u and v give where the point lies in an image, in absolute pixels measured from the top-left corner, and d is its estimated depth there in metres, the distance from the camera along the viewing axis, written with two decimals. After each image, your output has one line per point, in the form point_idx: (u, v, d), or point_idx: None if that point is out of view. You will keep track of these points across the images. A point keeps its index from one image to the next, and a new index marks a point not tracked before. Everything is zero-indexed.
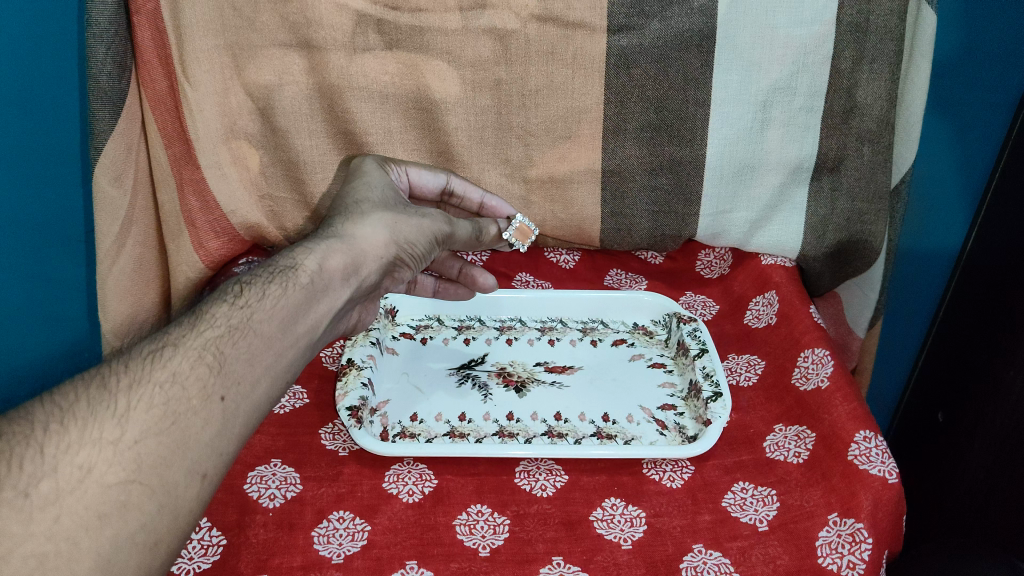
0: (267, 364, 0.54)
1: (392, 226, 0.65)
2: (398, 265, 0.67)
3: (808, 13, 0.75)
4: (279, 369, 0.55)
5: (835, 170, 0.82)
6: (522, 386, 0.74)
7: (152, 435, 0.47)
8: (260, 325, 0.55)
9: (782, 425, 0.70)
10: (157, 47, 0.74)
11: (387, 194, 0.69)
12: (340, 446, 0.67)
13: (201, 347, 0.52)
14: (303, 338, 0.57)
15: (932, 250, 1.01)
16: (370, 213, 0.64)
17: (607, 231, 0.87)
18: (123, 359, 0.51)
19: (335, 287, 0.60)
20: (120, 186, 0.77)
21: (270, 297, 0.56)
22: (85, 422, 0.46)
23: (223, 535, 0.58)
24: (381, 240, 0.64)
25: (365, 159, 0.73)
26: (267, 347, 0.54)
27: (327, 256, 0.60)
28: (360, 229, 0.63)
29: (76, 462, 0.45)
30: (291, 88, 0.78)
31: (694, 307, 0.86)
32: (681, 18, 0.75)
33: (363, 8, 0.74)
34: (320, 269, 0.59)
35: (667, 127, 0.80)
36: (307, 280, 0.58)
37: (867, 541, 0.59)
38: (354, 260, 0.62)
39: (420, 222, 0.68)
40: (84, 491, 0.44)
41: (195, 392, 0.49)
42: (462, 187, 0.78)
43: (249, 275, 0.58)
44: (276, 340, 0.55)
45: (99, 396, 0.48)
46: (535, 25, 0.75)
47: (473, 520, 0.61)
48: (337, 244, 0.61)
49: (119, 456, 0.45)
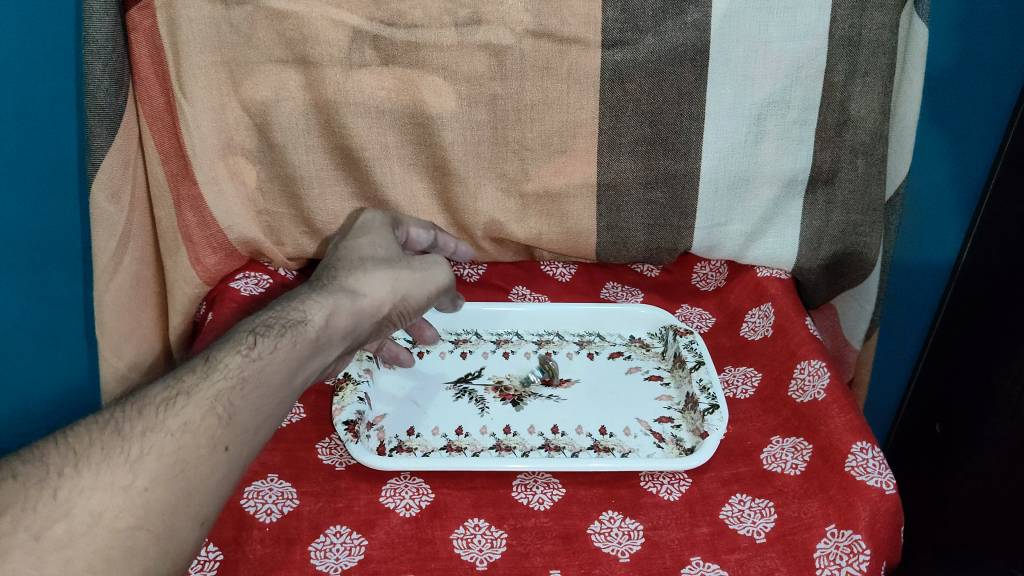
0: (270, 414, 0.55)
1: (397, 282, 0.65)
2: (396, 319, 0.66)
3: (801, 28, 0.76)
4: (278, 420, 0.56)
5: (829, 182, 0.83)
6: (519, 400, 0.74)
7: (162, 482, 0.48)
8: (267, 377, 0.55)
9: (780, 436, 0.70)
10: (153, 64, 0.75)
11: (389, 247, 0.68)
12: (337, 461, 0.67)
13: (214, 397, 0.52)
14: (298, 391, 0.57)
15: (927, 263, 1.02)
16: (375, 270, 0.64)
17: (602, 245, 0.88)
18: (137, 402, 0.51)
19: (337, 342, 0.60)
20: (117, 202, 0.77)
21: (280, 351, 0.56)
22: (99, 467, 0.47)
23: (220, 551, 0.58)
24: (385, 295, 0.63)
25: (372, 215, 0.73)
26: (271, 398, 0.55)
27: (335, 310, 0.60)
28: (364, 284, 0.63)
29: (88, 507, 0.46)
30: (288, 104, 0.78)
31: (691, 319, 0.87)
32: (675, 33, 0.76)
33: (359, 25, 0.75)
34: (328, 324, 0.59)
35: (661, 141, 0.81)
36: (313, 336, 0.58)
37: (865, 553, 0.59)
38: (359, 317, 0.62)
39: (425, 277, 0.67)
40: (94, 536, 0.45)
41: (204, 440, 0.50)
42: (444, 240, 0.82)
43: (259, 323, 0.58)
44: (279, 392, 0.55)
45: (113, 441, 0.48)
46: (529, 41, 0.76)
47: (470, 534, 0.60)
48: (345, 299, 0.61)
49: (129, 502, 0.46)
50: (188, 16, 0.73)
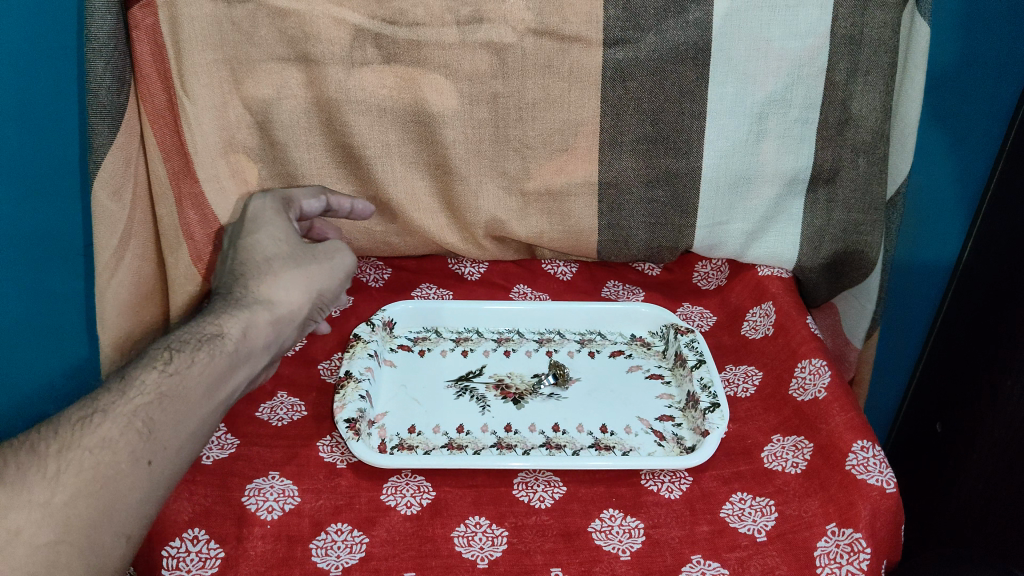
0: (192, 427, 0.55)
1: (309, 287, 0.66)
2: (313, 319, 0.68)
3: (802, 26, 0.76)
4: (200, 432, 0.56)
5: (830, 181, 0.83)
6: (520, 399, 0.74)
7: (83, 496, 0.49)
8: (188, 391, 0.55)
9: (781, 434, 0.70)
10: (156, 62, 0.74)
11: (289, 238, 0.67)
12: (338, 458, 0.66)
13: (131, 413, 0.52)
14: (221, 404, 0.58)
15: (928, 263, 1.02)
16: (284, 272, 0.65)
17: (604, 244, 0.88)
18: (54, 422, 0.51)
19: (257, 353, 0.61)
20: (120, 201, 0.76)
21: (198, 365, 0.57)
22: (16, 486, 0.48)
23: (221, 547, 0.58)
24: (298, 302, 0.65)
25: (260, 202, 0.69)
26: (192, 411, 0.55)
27: (251, 323, 0.61)
28: (276, 289, 0.64)
29: (7, 525, 0.47)
30: (291, 102, 0.79)
31: (691, 318, 0.86)
32: (676, 31, 0.76)
33: (361, 23, 0.75)
34: (245, 337, 0.60)
35: (663, 140, 0.81)
36: (231, 349, 0.59)
37: (866, 551, 0.59)
38: (275, 328, 0.63)
39: (332, 277, 0.68)
40: (15, 551, 0.46)
41: (125, 455, 0.51)
42: (336, 201, 0.77)
43: (176, 338, 0.58)
44: (200, 406, 0.56)
45: (30, 460, 0.49)
46: (531, 39, 0.76)
47: (471, 531, 0.60)
48: (261, 311, 0.62)
49: (50, 518, 0.48)
50: (190, 14, 0.73)
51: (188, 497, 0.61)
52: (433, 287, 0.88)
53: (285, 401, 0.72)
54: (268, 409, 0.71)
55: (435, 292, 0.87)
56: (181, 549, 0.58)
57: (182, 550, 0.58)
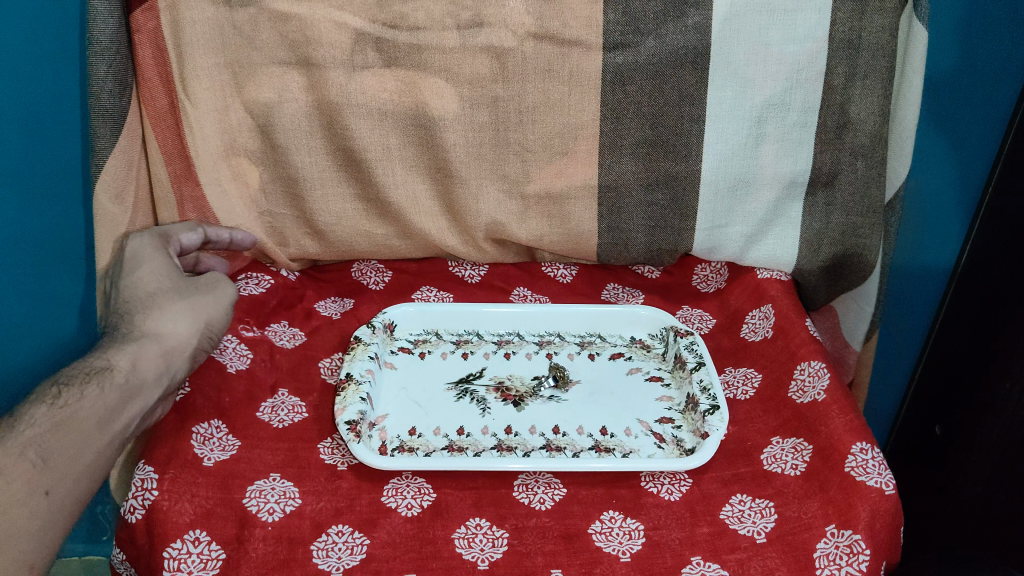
0: (88, 460, 0.55)
1: (197, 315, 0.66)
2: (204, 350, 0.67)
3: (801, 30, 0.76)
4: (99, 464, 0.56)
5: (829, 185, 0.83)
6: (520, 401, 0.74)
7: None
8: (81, 423, 0.55)
9: (780, 436, 0.70)
10: (158, 65, 0.75)
11: (170, 274, 0.67)
12: (339, 461, 0.66)
13: (22, 447, 0.52)
14: (119, 435, 0.58)
15: (926, 267, 1.02)
16: (167, 305, 0.65)
17: (603, 247, 0.88)
18: None
19: (151, 385, 0.61)
20: (121, 203, 0.77)
21: (88, 397, 0.56)
22: None
23: (222, 549, 0.58)
24: (186, 331, 0.65)
25: (138, 240, 0.69)
26: (86, 443, 0.55)
27: (139, 354, 0.61)
28: (162, 323, 0.64)
29: None
30: (291, 105, 0.79)
31: (691, 320, 0.86)
32: (676, 35, 0.77)
33: (362, 27, 0.75)
34: (135, 368, 0.60)
35: (662, 143, 0.81)
36: (122, 380, 0.59)
37: (865, 553, 0.59)
38: (166, 359, 0.63)
39: (221, 304, 0.69)
40: None
41: (20, 486, 0.51)
42: (215, 233, 0.78)
43: (64, 373, 0.58)
44: (94, 438, 0.56)
45: None
46: (531, 43, 0.77)
47: (472, 533, 0.61)
48: (148, 343, 0.62)
49: None
50: (191, 18, 0.74)
51: (189, 498, 0.61)
52: (433, 290, 0.88)
53: (286, 402, 0.72)
54: (269, 409, 0.71)
55: (435, 294, 0.87)
56: (182, 551, 0.58)
57: (183, 552, 0.58)
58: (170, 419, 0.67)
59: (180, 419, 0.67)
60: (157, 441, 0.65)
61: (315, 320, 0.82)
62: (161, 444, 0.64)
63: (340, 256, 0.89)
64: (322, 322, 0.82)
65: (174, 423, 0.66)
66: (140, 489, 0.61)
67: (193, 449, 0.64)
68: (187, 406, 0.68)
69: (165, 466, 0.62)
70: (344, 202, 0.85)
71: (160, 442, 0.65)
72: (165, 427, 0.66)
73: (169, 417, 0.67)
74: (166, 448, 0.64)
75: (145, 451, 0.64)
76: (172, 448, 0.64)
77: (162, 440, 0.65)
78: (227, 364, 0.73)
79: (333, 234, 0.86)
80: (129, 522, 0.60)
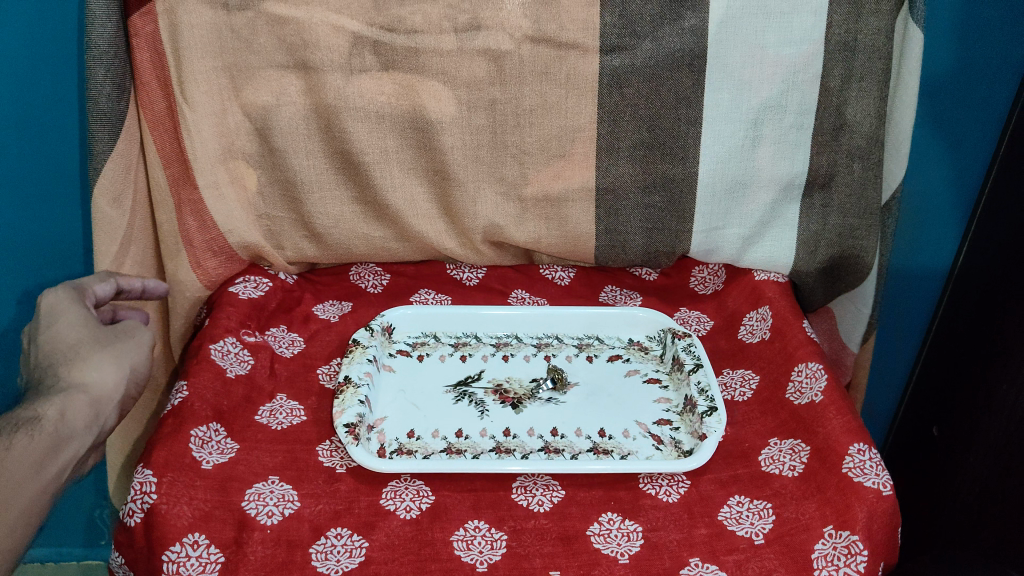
0: (17, 509, 0.52)
1: (121, 361, 0.60)
2: (131, 397, 0.62)
3: (797, 33, 0.77)
4: (31, 513, 0.53)
5: (826, 186, 0.83)
6: (518, 403, 0.74)
7: None
8: (9, 473, 0.52)
9: (777, 438, 0.70)
10: (156, 69, 0.76)
11: (90, 322, 0.60)
12: (337, 463, 0.66)
13: None
14: (48, 485, 0.54)
15: (923, 268, 1.03)
16: (93, 354, 0.59)
17: (601, 249, 0.88)
18: None
19: (81, 434, 0.56)
20: (119, 207, 0.79)
21: (16, 447, 0.52)
22: None
23: (221, 552, 0.58)
24: (112, 379, 0.58)
25: (51, 295, 0.60)
26: (18, 493, 0.52)
27: (66, 403, 0.56)
28: (89, 372, 0.58)
29: None
30: (289, 109, 0.79)
31: (688, 322, 0.86)
32: (672, 38, 0.77)
33: (360, 30, 0.76)
34: (62, 418, 0.55)
35: (659, 145, 0.82)
36: (51, 430, 0.54)
37: (863, 554, 0.59)
38: (95, 407, 0.57)
39: (138, 345, 0.62)
40: None
41: None
42: (125, 282, 0.67)
43: None
44: (26, 487, 0.52)
45: None
46: (528, 46, 0.77)
47: (470, 535, 0.61)
48: (74, 393, 0.56)
49: None
50: (189, 22, 0.74)
51: (187, 501, 0.61)
52: (431, 293, 0.88)
53: (284, 405, 0.72)
54: (267, 412, 0.71)
55: (433, 297, 0.87)
56: (181, 554, 0.58)
57: (182, 555, 0.58)
58: (168, 423, 0.66)
59: (178, 421, 0.66)
60: (155, 444, 0.64)
61: (314, 324, 0.82)
62: (159, 447, 0.64)
63: (338, 259, 0.89)
64: (320, 325, 0.82)
65: (172, 426, 0.66)
66: (138, 493, 0.60)
67: (191, 452, 0.64)
68: (183, 409, 0.67)
69: (163, 470, 0.62)
70: (342, 205, 0.85)
71: (158, 445, 0.64)
72: (163, 430, 0.66)
73: (167, 421, 0.67)
74: (164, 451, 0.64)
75: (144, 455, 0.64)
76: (170, 451, 0.64)
77: (160, 444, 0.64)
78: (227, 369, 0.73)
79: (331, 237, 0.86)
80: (128, 526, 0.60)
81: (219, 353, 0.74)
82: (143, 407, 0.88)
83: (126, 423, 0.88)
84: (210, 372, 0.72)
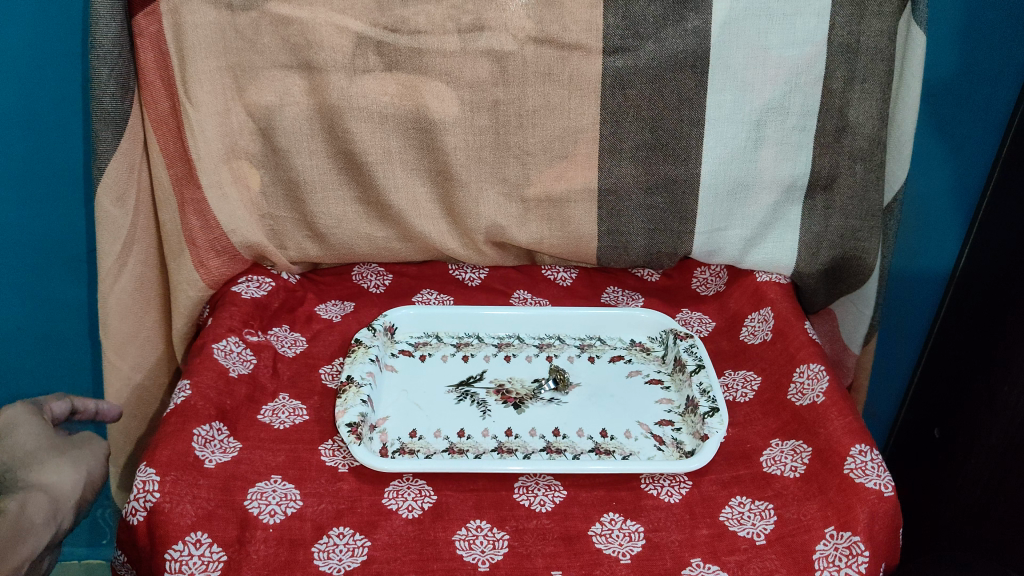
0: None
1: (79, 464, 0.62)
2: (83, 509, 0.62)
3: (800, 34, 0.77)
4: None
5: (828, 188, 0.84)
6: (520, 403, 0.74)
7: None
8: None
9: (779, 439, 0.70)
10: (160, 69, 0.76)
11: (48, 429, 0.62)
12: (340, 463, 0.67)
13: None
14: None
15: (925, 270, 1.03)
16: (51, 458, 0.60)
17: (603, 250, 0.88)
18: None
19: (40, 530, 0.56)
20: (122, 206, 0.79)
21: None
22: None
23: (223, 551, 0.58)
24: (71, 479, 0.60)
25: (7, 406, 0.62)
26: None
27: (27, 498, 0.57)
28: (49, 474, 0.59)
29: None
30: (292, 109, 0.79)
31: (690, 323, 0.86)
32: (675, 39, 0.77)
33: (363, 31, 0.76)
34: (23, 510, 0.56)
35: (662, 146, 0.82)
36: (12, 521, 0.54)
37: (864, 555, 0.59)
38: (53, 505, 0.58)
39: (93, 452, 0.64)
40: None
41: None
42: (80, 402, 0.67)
43: None
44: None
45: None
46: (532, 47, 0.77)
47: (472, 535, 0.61)
48: (35, 491, 0.57)
49: None
50: (193, 22, 0.74)
51: (190, 500, 0.61)
52: (434, 293, 0.88)
53: (287, 404, 0.72)
54: (270, 411, 0.71)
55: (435, 297, 0.87)
56: (183, 552, 0.58)
57: (185, 554, 0.58)
58: (171, 422, 0.66)
59: (181, 420, 0.66)
60: (158, 443, 0.64)
61: (316, 323, 0.83)
62: (162, 446, 0.64)
63: (341, 259, 0.89)
64: (323, 325, 0.82)
65: (174, 425, 0.66)
66: (141, 491, 0.60)
67: (194, 451, 0.64)
68: (186, 408, 0.67)
69: (166, 468, 0.62)
70: (345, 205, 0.85)
71: (160, 444, 0.64)
72: (166, 429, 0.66)
73: (170, 420, 0.67)
74: (167, 450, 0.64)
75: (147, 453, 0.64)
76: (173, 450, 0.64)
77: (163, 442, 0.64)
78: (230, 368, 0.73)
79: (334, 237, 0.86)
80: (131, 524, 0.60)
81: (222, 352, 0.74)
82: (146, 406, 0.88)
83: (129, 423, 0.88)
84: (213, 371, 0.72)
